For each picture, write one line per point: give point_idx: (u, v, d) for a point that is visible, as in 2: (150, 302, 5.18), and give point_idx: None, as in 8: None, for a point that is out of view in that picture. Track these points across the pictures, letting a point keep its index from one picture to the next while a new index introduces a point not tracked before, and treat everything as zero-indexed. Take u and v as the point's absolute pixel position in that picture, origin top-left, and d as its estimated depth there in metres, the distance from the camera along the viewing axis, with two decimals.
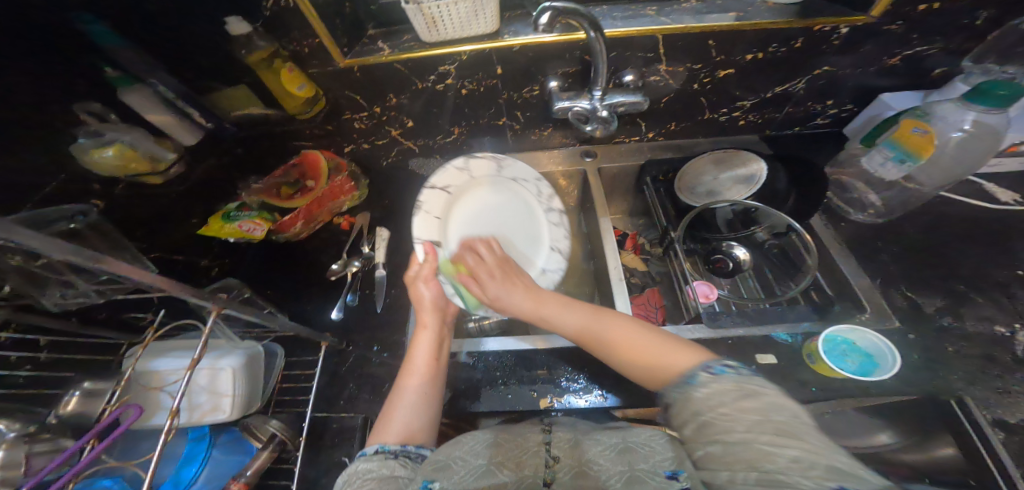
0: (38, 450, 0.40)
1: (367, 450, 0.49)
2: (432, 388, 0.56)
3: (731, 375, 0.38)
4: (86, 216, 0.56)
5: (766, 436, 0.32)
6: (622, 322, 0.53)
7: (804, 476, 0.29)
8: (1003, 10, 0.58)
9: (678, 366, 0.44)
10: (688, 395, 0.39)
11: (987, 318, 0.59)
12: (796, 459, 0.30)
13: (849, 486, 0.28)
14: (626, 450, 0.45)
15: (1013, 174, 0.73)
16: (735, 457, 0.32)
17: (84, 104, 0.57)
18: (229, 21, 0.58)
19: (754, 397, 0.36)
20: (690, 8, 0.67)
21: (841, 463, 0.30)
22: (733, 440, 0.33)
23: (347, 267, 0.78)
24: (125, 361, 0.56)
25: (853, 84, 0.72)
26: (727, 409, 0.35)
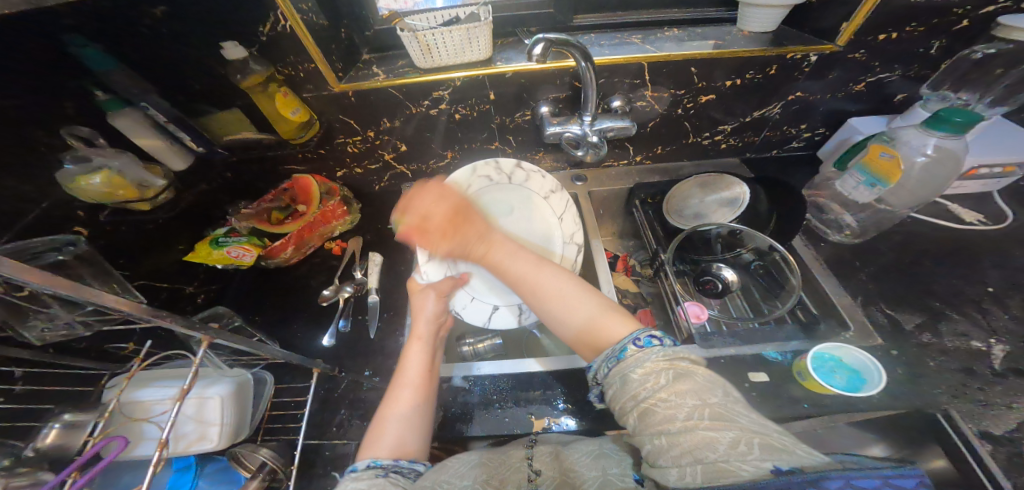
0: (16, 484, 0.39)
1: (356, 465, 0.46)
2: (426, 405, 0.54)
3: (659, 348, 0.41)
4: (75, 246, 0.55)
5: (705, 421, 0.34)
6: (580, 304, 0.50)
7: (741, 461, 0.30)
8: (953, 39, 0.63)
9: (612, 340, 0.46)
10: (625, 378, 0.41)
11: (963, 334, 0.61)
12: (732, 443, 0.31)
13: (783, 465, 0.29)
14: (601, 457, 0.46)
15: (974, 196, 0.78)
16: (680, 450, 0.33)
17: (71, 128, 0.55)
18: (224, 47, 0.58)
19: (686, 378, 0.38)
20: (672, 36, 0.71)
21: (773, 440, 0.31)
22: (674, 430, 0.35)
23: (339, 293, 0.78)
24: (109, 391, 0.54)
25: (824, 109, 0.76)
26: (666, 392, 0.37)
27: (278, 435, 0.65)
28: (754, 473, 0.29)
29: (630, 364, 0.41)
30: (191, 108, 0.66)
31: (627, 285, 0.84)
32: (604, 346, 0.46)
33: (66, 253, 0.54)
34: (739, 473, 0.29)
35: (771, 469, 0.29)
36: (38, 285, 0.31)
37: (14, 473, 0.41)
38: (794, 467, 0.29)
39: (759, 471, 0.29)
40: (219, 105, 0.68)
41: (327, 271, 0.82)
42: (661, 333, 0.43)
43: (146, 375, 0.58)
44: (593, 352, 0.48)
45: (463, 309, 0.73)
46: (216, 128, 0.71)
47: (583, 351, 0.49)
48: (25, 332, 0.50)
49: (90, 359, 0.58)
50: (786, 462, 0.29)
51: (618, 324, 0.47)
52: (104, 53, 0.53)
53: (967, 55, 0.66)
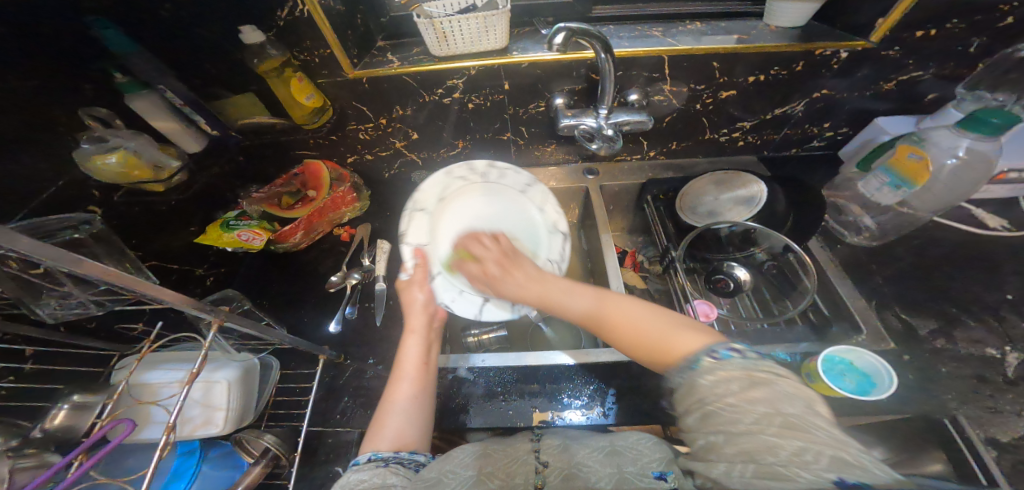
0: (22, 465, 0.40)
1: (360, 458, 0.49)
2: (423, 392, 0.56)
3: (738, 361, 0.38)
4: (90, 225, 0.54)
5: (773, 428, 0.32)
6: (607, 308, 0.51)
7: (802, 468, 0.29)
8: (992, 38, 0.61)
9: (682, 348, 0.43)
10: (693, 384, 0.38)
11: (978, 341, 0.61)
12: (797, 451, 0.30)
13: (848, 478, 0.27)
14: (614, 453, 0.45)
15: (998, 201, 0.76)
16: (736, 448, 0.33)
17: (89, 109, 0.56)
18: (242, 31, 0.57)
19: (763, 387, 0.35)
20: (694, 29, 0.69)
21: (846, 454, 0.29)
22: (736, 430, 0.33)
23: (346, 280, 0.78)
24: (118, 373, 0.55)
25: (849, 107, 0.75)
26: (736, 399, 0.35)
27: (282, 421, 0.66)
28: (812, 483, 0.28)
29: (701, 370, 0.38)
30: (205, 90, 0.65)
31: (635, 280, 0.83)
32: (674, 357, 0.43)
33: (82, 231, 0.53)
34: (796, 479, 0.29)
35: (834, 479, 0.28)
36: (54, 264, 0.31)
37: (22, 454, 0.42)
38: (863, 483, 0.27)
39: (819, 480, 0.28)
40: (234, 88, 0.67)
41: (335, 258, 0.82)
42: (742, 345, 0.40)
43: (155, 357, 0.59)
44: (664, 368, 0.44)
45: (453, 302, 0.68)
46: (232, 114, 0.71)
47: (653, 362, 0.46)
48: (39, 310, 0.49)
49: (101, 340, 0.59)
50: (856, 476, 0.28)
51: (691, 335, 0.43)
52: (124, 35, 0.54)
53: (1008, 54, 0.63)
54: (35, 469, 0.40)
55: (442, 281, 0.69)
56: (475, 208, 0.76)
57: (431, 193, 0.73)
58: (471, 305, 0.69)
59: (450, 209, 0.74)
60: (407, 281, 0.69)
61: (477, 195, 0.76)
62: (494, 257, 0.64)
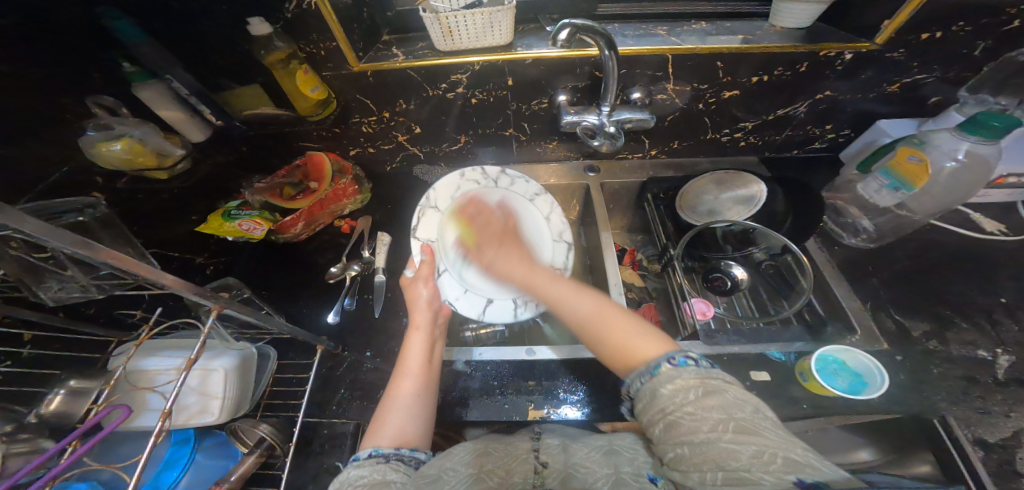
0: (15, 450, 0.40)
1: (360, 454, 0.49)
2: (426, 388, 0.57)
3: (693, 368, 0.39)
4: (94, 209, 0.56)
5: (728, 434, 0.34)
6: (592, 303, 0.52)
7: (764, 472, 0.31)
8: (1000, 41, 0.61)
9: (644, 355, 0.43)
10: (654, 393, 0.39)
11: (970, 343, 0.62)
12: (756, 455, 0.32)
13: (805, 478, 0.29)
14: (611, 453, 0.46)
15: (997, 206, 0.77)
16: (703, 456, 0.34)
17: (97, 98, 0.56)
18: (252, 23, 0.57)
19: (716, 394, 0.36)
20: (699, 29, 0.69)
21: (797, 454, 0.31)
22: (698, 440, 0.35)
23: (345, 271, 0.77)
24: (116, 359, 0.56)
25: (852, 109, 0.75)
26: (693, 407, 0.36)
27: (278, 411, 0.66)
28: (774, 486, 0.29)
29: (662, 379, 0.39)
30: (210, 77, 0.65)
31: (633, 279, 0.84)
32: (636, 363, 0.43)
33: (87, 216, 0.55)
34: (759, 483, 0.30)
35: (794, 481, 0.29)
36: (59, 244, 0.31)
37: (15, 439, 0.42)
38: (817, 482, 0.29)
39: (780, 482, 0.29)
40: (240, 80, 0.67)
41: (335, 249, 0.82)
42: (694, 354, 0.41)
43: (153, 344, 0.59)
44: (628, 370, 0.44)
45: (457, 301, 0.69)
46: (237, 103, 0.71)
47: (615, 366, 0.46)
48: (42, 292, 0.49)
49: (98, 325, 0.59)
50: (811, 475, 0.29)
51: (648, 339, 0.45)
52: (134, 26, 0.54)
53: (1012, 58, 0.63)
54: (27, 456, 0.41)
55: (447, 279, 0.70)
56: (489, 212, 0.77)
57: (444, 193, 0.74)
58: (474, 304, 0.70)
59: (461, 210, 0.76)
60: (411, 277, 0.69)
61: (485, 200, 0.78)
62: (491, 236, 0.71)
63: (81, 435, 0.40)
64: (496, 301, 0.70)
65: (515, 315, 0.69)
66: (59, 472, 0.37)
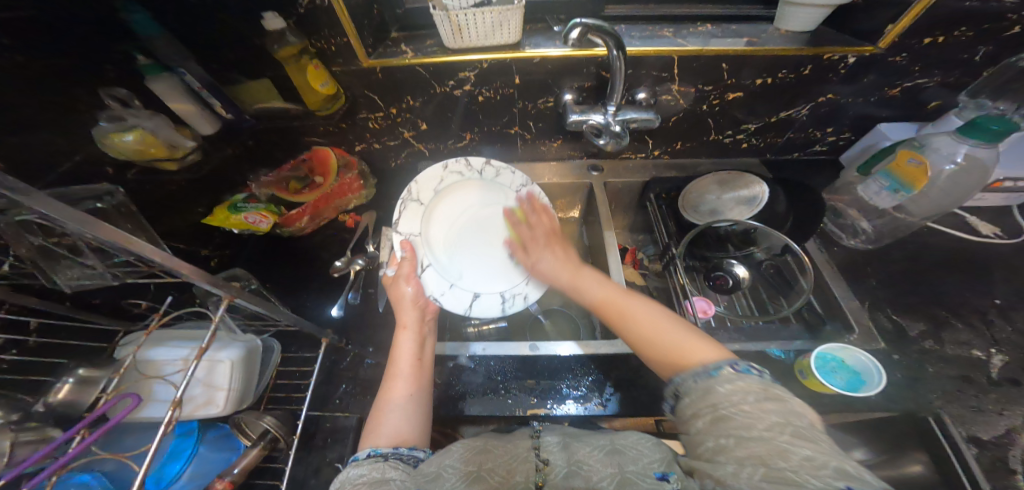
0: (24, 439, 0.40)
1: (359, 455, 0.49)
2: (418, 389, 0.58)
3: (756, 376, 0.40)
4: (112, 198, 0.56)
5: (785, 435, 0.34)
6: (642, 306, 0.55)
7: (813, 475, 0.30)
8: (1000, 45, 0.63)
9: (696, 358, 0.44)
10: (710, 389, 0.40)
11: (965, 343, 0.63)
12: (808, 458, 0.32)
13: (857, 488, 0.29)
14: (615, 452, 0.46)
15: (991, 210, 0.79)
16: (746, 452, 0.34)
17: (109, 89, 0.57)
18: (264, 17, 0.58)
19: (776, 401, 0.37)
20: (705, 31, 0.71)
21: (852, 467, 0.31)
22: (746, 436, 0.35)
23: (350, 265, 0.76)
24: (124, 349, 0.56)
25: (852, 113, 0.76)
26: (749, 407, 0.37)
27: (281, 404, 0.67)
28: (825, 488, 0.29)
29: (720, 379, 0.40)
30: (220, 70, 0.65)
31: (634, 277, 0.85)
32: (690, 362, 0.44)
33: (105, 203, 0.55)
34: (804, 485, 0.30)
35: (844, 488, 0.29)
36: (82, 232, 0.32)
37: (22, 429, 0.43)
38: None
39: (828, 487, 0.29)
40: (249, 73, 0.67)
41: (340, 244, 0.82)
42: (758, 364, 0.42)
43: (161, 333, 0.59)
44: (676, 371, 0.46)
45: (442, 296, 0.69)
46: (246, 98, 0.71)
47: (661, 368, 0.48)
48: (57, 279, 0.50)
49: (104, 315, 0.59)
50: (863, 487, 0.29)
51: (697, 342, 0.46)
52: (151, 20, 0.55)
53: (1010, 63, 0.65)
54: (37, 444, 0.41)
55: (431, 274, 0.70)
56: (469, 205, 0.78)
57: (428, 186, 0.74)
58: (461, 299, 0.70)
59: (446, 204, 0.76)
60: (393, 275, 0.69)
61: (465, 193, 0.78)
62: (537, 233, 0.73)
63: (86, 425, 0.40)
64: (483, 296, 0.71)
65: (503, 309, 0.71)
66: (66, 461, 0.37)
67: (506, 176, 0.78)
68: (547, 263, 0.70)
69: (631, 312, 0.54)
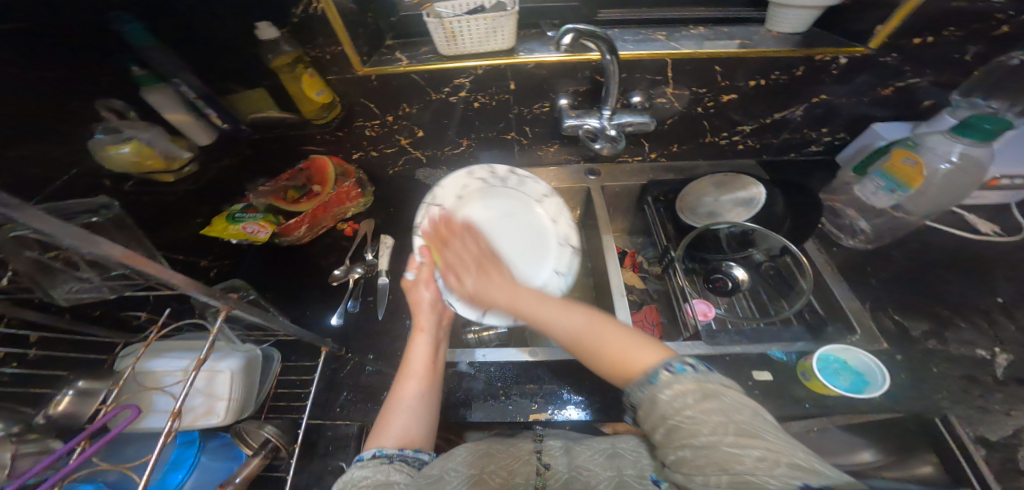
0: (24, 451, 0.40)
1: (363, 455, 0.49)
2: (430, 390, 0.57)
3: (691, 373, 0.39)
4: (107, 209, 0.57)
5: (730, 437, 0.34)
6: (584, 314, 0.51)
7: (770, 475, 0.31)
8: (991, 46, 0.62)
9: (643, 362, 0.43)
10: (654, 398, 0.39)
11: (969, 342, 0.62)
12: (761, 458, 0.32)
13: (811, 483, 0.29)
14: (614, 456, 0.46)
15: (991, 207, 0.78)
16: (705, 459, 0.34)
17: (106, 102, 0.58)
18: (258, 27, 0.58)
19: (714, 398, 0.37)
20: (698, 34, 0.71)
21: (799, 458, 0.31)
22: (701, 443, 0.35)
23: (349, 274, 0.79)
24: (123, 361, 0.56)
25: (848, 113, 0.76)
26: (693, 411, 0.37)
27: (282, 413, 0.67)
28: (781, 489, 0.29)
29: (660, 385, 0.40)
30: (216, 81, 0.66)
31: (634, 280, 0.85)
32: (632, 372, 0.43)
33: (102, 215, 0.55)
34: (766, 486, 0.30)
35: (801, 486, 0.29)
36: (77, 245, 0.32)
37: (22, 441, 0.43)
38: (824, 485, 0.29)
39: (787, 486, 0.30)
40: (246, 84, 0.68)
41: (339, 252, 0.83)
42: (693, 359, 0.41)
43: (161, 345, 0.59)
44: (625, 379, 0.44)
45: (458, 302, 0.69)
46: (242, 107, 0.72)
47: (611, 377, 0.46)
48: (54, 293, 0.51)
49: (104, 326, 0.58)
50: (813, 479, 0.30)
51: (644, 346, 0.44)
52: (146, 30, 0.56)
53: (1002, 61, 0.64)
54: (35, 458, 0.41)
55: (448, 279, 0.70)
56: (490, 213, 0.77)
57: (450, 191, 0.75)
58: (474, 307, 0.69)
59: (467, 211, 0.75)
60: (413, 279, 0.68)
61: (495, 201, 0.78)
62: (467, 258, 0.65)
63: (87, 436, 0.40)
64: (496, 305, 0.70)
65: (514, 319, 0.68)
66: (68, 471, 0.37)
67: (529, 183, 0.79)
68: (483, 287, 0.62)
69: (565, 322, 0.51)
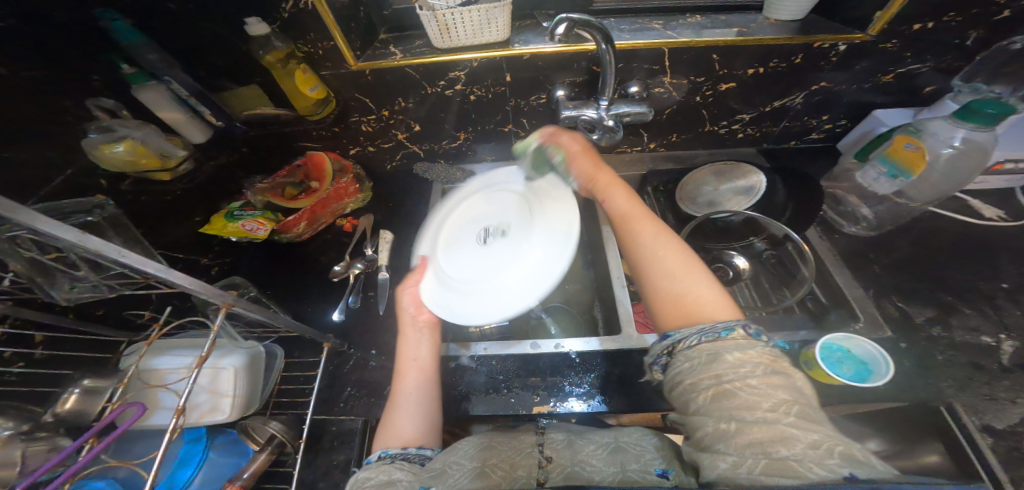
0: (33, 449, 0.40)
1: (371, 457, 0.50)
2: (424, 388, 0.58)
3: (763, 344, 0.39)
4: (103, 209, 0.57)
5: (791, 417, 0.33)
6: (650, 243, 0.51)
7: (816, 464, 0.30)
8: (995, 27, 0.61)
9: (709, 315, 0.43)
10: (717, 356, 0.39)
11: (974, 329, 0.62)
12: (813, 445, 0.32)
13: (860, 474, 0.29)
14: (618, 450, 0.45)
15: (997, 192, 0.77)
16: (749, 438, 0.33)
17: (97, 100, 0.57)
18: (249, 23, 0.58)
19: (780, 376, 0.37)
20: (694, 22, 0.70)
21: (855, 450, 0.31)
22: (749, 419, 0.34)
23: (349, 269, 0.79)
24: (128, 359, 0.57)
25: (848, 100, 0.75)
26: (756, 381, 0.36)
27: (288, 409, 0.67)
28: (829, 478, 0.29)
29: (729, 346, 0.39)
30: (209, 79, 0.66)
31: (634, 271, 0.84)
32: (698, 319, 0.43)
33: (95, 215, 0.55)
34: (808, 475, 0.30)
35: (847, 476, 0.30)
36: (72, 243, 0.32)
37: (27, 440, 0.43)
38: (872, 479, 0.29)
39: (834, 476, 0.30)
40: (239, 81, 0.68)
41: (339, 248, 0.83)
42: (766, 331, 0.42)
43: (163, 343, 0.60)
44: (681, 322, 0.44)
45: None
46: (236, 104, 0.72)
47: (666, 319, 0.46)
48: (54, 290, 0.51)
49: (107, 326, 0.60)
50: (864, 472, 0.30)
51: (717, 304, 0.44)
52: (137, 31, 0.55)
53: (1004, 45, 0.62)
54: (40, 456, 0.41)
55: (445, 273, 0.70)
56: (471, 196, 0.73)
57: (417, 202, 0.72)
58: None
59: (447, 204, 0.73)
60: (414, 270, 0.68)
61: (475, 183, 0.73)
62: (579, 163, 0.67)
63: (93, 434, 0.41)
64: None
65: None
66: (76, 470, 0.38)
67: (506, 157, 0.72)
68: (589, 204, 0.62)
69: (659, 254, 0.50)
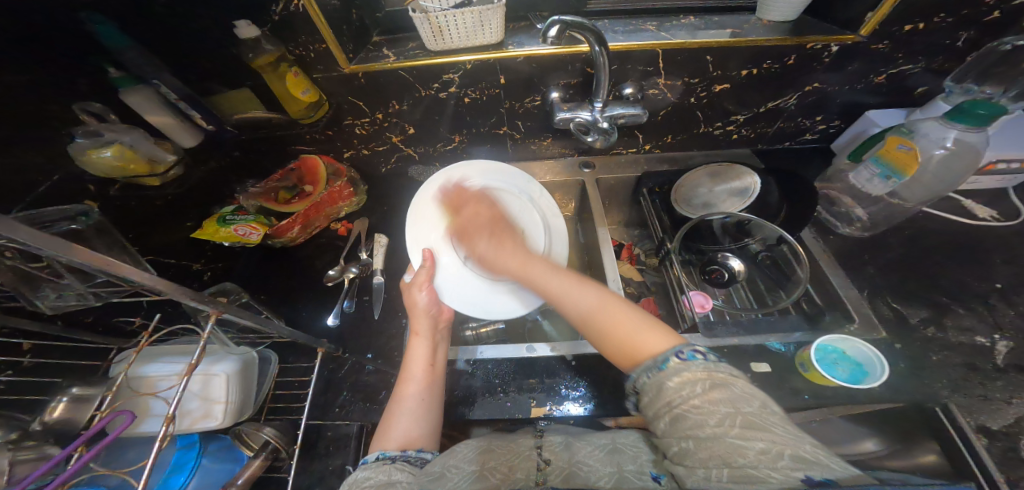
0: (21, 458, 0.40)
1: (367, 457, 0.49)
2: (431, 394, 0.56)
3: (701, 361, 0.39)
4: (88, 216, 0.55)
5: (736, 428, 0.34)
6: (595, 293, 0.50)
7: (772, 469, 0.31)
8: (985, 27, 0.61)
9: (648, 348, 0.43)
10: (660, 384, 0.39)
11: (968, 329, 0.62)
12: (763, 451, 0.32)
13: (814, 475, 0.30)
14: (615, 452, 0.46)
15: (990, 192, 0.77)
16: (707, 452, 0.34)
17: (84, 104, 0.57)
18: (238, 26, 0.58)
19: (722, 387, 0.37)
20: (688, 24, 0.70)
21: (805, 451, 0.32)
22: (702, 435, 0.35)
23: (344, 273, 0.78)
24: (116, 366, 0.56)
25: (841, 101, 0.75)
26: (699, 399, 0.37)
27: (282, 415, 0.67)
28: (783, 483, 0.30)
29: (668, 371, 0.39)
30: (199, 82, 0.65)
31: (630, 273, 0.84)
32: (640, 357, 0.43)
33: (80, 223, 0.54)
34: (762, 481, 0.31)
35: (802, 479, 0.30)
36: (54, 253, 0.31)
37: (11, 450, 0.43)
38: (826, 479, 0.30)
39: (789, 480, 0.30)
40: (230, 84, 0.68)
41: (333, 252, 0.82)
42: (704, 348, 0.41)
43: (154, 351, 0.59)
44: (631, 363, 0.44)
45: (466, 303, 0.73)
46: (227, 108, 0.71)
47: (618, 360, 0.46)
48: (41, 296, 0.50)
49: (97, 333, 0.58)
50: (819, 473, 0.30)
51: (651, 335, 0.44)
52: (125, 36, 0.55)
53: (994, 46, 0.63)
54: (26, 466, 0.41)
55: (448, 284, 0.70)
56: None
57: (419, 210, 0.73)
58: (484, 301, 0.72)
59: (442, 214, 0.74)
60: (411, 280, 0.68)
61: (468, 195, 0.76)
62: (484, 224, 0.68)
63: (84, 441, 0.40)
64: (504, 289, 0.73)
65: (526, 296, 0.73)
66: (67, 476, 0.37)
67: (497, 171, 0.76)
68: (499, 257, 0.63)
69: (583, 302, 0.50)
